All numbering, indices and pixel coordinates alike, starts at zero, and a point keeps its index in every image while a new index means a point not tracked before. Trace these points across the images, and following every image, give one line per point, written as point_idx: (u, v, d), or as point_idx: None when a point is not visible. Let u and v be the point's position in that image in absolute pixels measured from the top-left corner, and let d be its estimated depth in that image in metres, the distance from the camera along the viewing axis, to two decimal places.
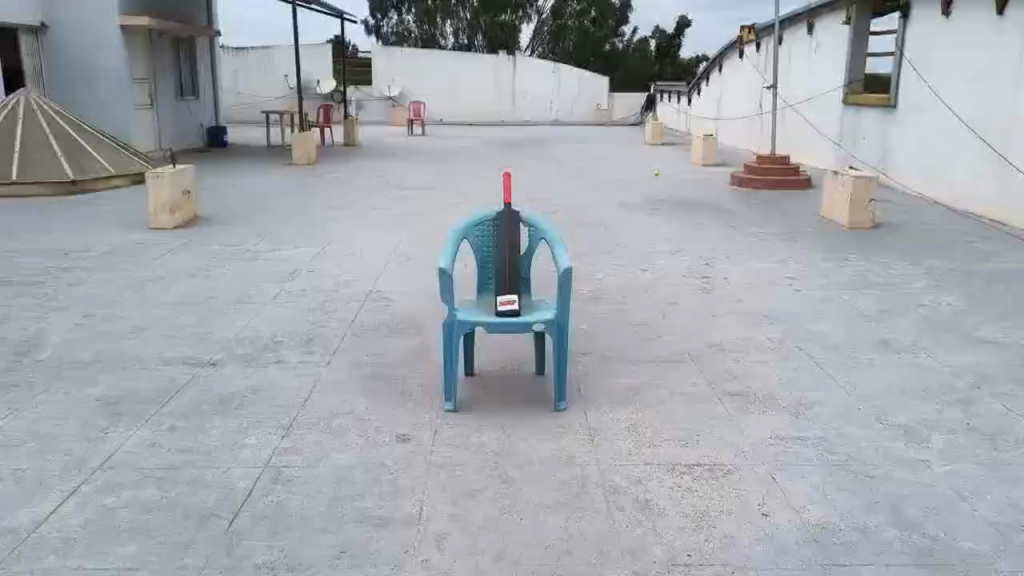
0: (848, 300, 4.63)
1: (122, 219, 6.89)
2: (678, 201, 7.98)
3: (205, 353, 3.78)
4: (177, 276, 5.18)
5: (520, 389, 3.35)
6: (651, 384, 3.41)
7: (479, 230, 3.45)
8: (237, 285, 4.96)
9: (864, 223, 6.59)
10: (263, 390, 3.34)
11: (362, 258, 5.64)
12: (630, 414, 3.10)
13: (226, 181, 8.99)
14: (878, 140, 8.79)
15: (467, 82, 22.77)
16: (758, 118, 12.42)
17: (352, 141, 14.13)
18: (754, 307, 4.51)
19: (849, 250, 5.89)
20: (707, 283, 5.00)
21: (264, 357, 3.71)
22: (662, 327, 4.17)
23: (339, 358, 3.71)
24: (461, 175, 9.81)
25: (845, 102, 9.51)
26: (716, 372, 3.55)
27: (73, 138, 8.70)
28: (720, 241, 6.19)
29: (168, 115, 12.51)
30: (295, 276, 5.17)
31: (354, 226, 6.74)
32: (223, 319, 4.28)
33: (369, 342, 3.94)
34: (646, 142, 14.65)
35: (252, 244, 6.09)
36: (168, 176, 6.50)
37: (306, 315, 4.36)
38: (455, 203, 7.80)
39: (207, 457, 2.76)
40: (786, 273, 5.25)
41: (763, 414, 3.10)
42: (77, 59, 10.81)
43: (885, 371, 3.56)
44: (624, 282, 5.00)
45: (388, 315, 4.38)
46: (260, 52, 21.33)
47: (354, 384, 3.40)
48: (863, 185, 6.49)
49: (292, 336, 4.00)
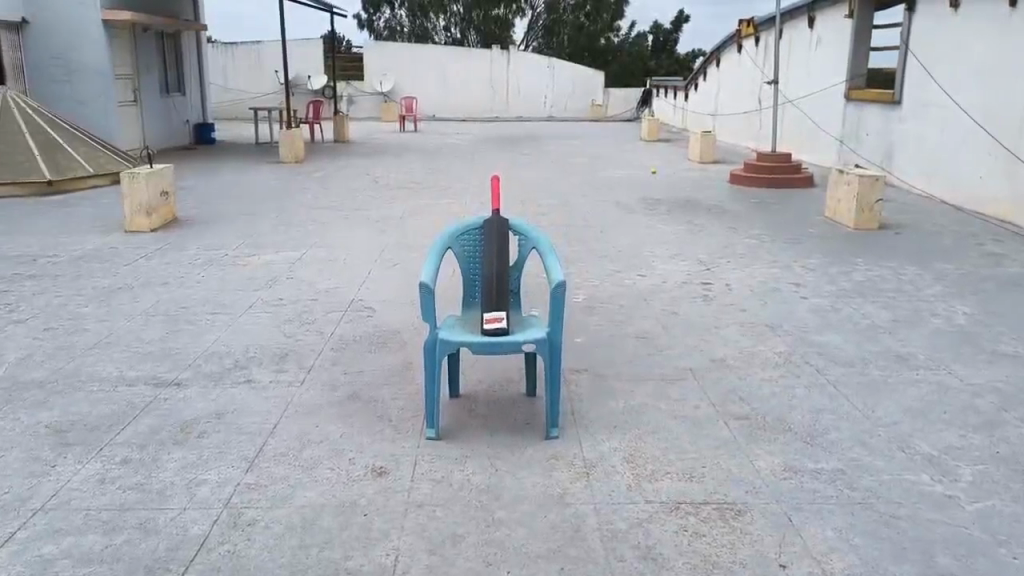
0: (857, 309, 4.37)
1: (97, 222, 6.60)
2: (675, 201, 7.72)
3: (170, 372, 3.50)
4: (149, 284, 4.91)
5: (510, 411, 3.09)
6: (651, 406, 3.15)
7: (464, 239, 3.18)
8: (212, 294, 4.68)
9: (870, 224, 6.34)
10: (229, 415, 3.08)
11: (345, 263, 5.37)
12: (628, 442, 2.84)
13: (209, 181, 8.70)
14: (881, 138, 8.53)
15: (461, 77, 22.46)
16: (757, 115, 12.15)
17: (343, 138, 13.84)
18: (759, 317, 4.25)
19: (855, 254, 5.64)
20: (708, 290, 4.74)
21: (233, 377, 3.44)
22: (662, 340, 3.91)
23: (314, 377, 3.44)
24: (451, 174, 9.53)
25: (847, 98, 9.28)
26: (721, 391, 3.29)
27: (50, 136, 8.39)
28: (721, 244, 5.94)
29: (152, 111, 12.20)
30: (274, 284, 4.90)
31: (339, 228, 6.47)
32: (193, 332, 4.02)
33: (348, 358, 3.68)
34: (643, 138, 14.37)
35: (231, 248, 5.82)
36: (144, 175, 6.22)
37: (282, 328, 4.09)
38: (445, 204, 7.52)
39: (160, 497, 2.49)
40: (791, 278, 4.99)
41: (775, 441, 2.84)
42: (57, 55, 10.48)
43: (903, 390, 3.30)
44: (621, 290, 4.74)
45: (370, 326, 4.11)
46: (250, 48, 20.98)
47: (329, 408, 3.14)
48: (869, 185, 6.23)
49: (266, 352, 3.74)
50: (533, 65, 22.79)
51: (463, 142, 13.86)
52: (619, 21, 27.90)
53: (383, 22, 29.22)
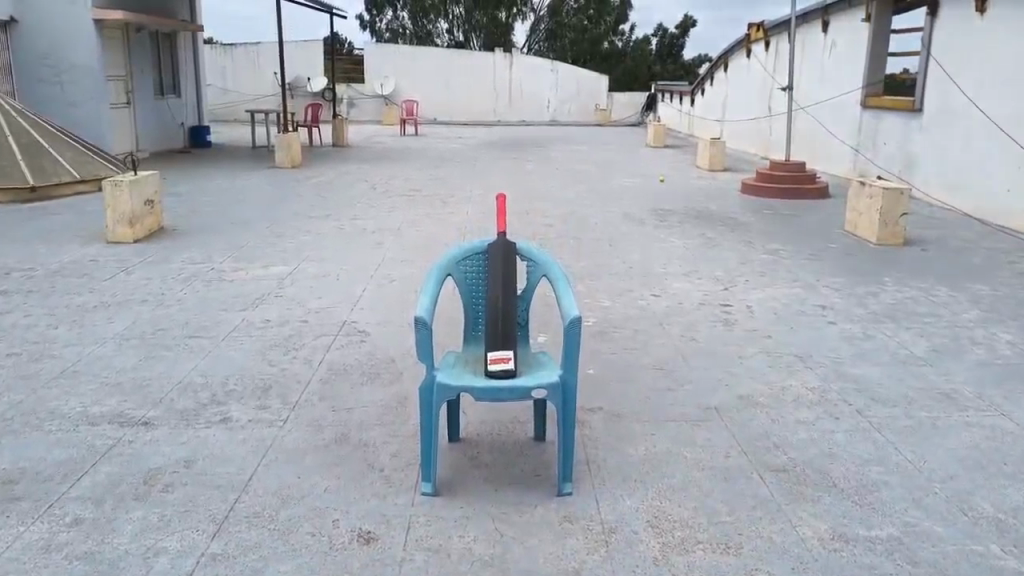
0: (892, 336, 4.03)
1: (79, 232, 6.25)
2: (687, 212, 7.37)
3: (138, 409, 3.16)
4: (127, 302, 4.57)
5: (518, 460, 2.74)
6: (675, 453, 2.80)
7: (464, 265, 2.83)
8: (193, 315, 4.33)
9: (894, 239, 5.99)
10: (201, 463, 2.73)
11: (339, 280, 5.03)
12: (652, 500, 2.50)
13: (200, 187, 8.36)
14: (900, 147, 8.20)
15: (464, 80, 22.13)
16: (768, 121, 11.81)
17: (343, 142, 13.52)
18: (787, 345, 3.90)
19: (881, 272, 5.29)
20: (729, 313, 4.39)
21: (208, 415, 3.10)
22: (682, 372, 3.56)
23: (298, 417, 3.09)
24: (452, 180, 9.19)
25: (863, 105, 8.95)
26: (753, 434, 2.94)
27: (35, 139, 8.06)
28: (738, 260, 5.59)
29: (145, 113, 11.86)
30: (261, 302, 4.56)
31: (334, 240, 6.13)
32: (169, 360, 3.66)
33: (337, 391, 3.33)
34: (648, 144, 14.06)
35: (219, 261, 5.48)
36: (128, 183, 5.89)
37: (266, 355, 3.74)
38: (446, 213, 7.18)
39: (111, 571, 2.15)
40: (816, 300, 4.65)
41: (818, 502, 2.50)
42: (46, 55, 10.13)
43: (953, 435, 2.97)
44: (634, 312, 4.40)
45: (363, 353, 3.77)
46: (249, 48, 20.63)
47: (313, 454, 2.79)
48: (893, 198, 5.89)
49: (246, 384, 3.39)
50: (536, 69, 22.46)
51: (465, 147, 13.52)
52: (622, 25, 27.63)
53: (385, 24, 28.77)
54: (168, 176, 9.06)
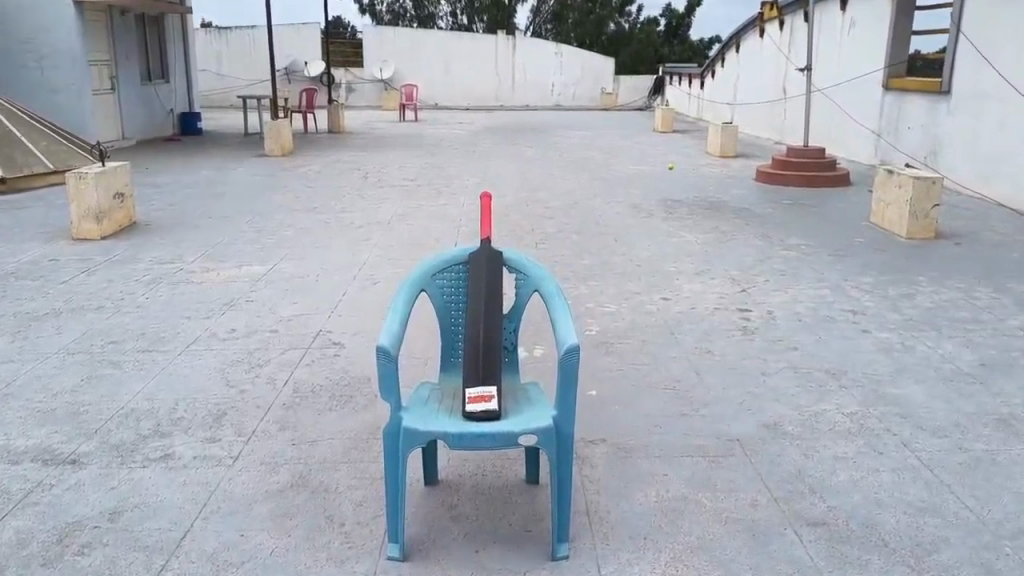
0: (934, 347, 3.58)
1: (44, 228, 5.83)
2: (697, 203, 6.91)
3: (68, 444, 2.72)
4: (80, 309, 4.13)
5: (505, 511, 2.31)
6: (692, 499, 2.35)
7: (441, 278, 2.39)
8: (152, 323, 3.91)
9: (926, 233, 5.53)
10: (130, 514, 2.30)
11: (318, 281, 4.59)
12: (666, 567, 2.05)
13: (182, 177, 7.91)
14: (924, 132, 7.71)
15: (466, 65, 21.60)
16: (783, 105, 11.29)
17: (339, 130, 13.06)
18: (816, 358, 3.45)
19: (913, 270, 4.83)
20: (748, 319, 3.94)
21: (150, 450, 2.67)
22: (698, 392, 3.11)
23: (251, 451, 2.65)
24: (448, 169, 8.74)
25: (885, 88, 8.46)
26: (784, 474, 2.50)
27: (7, 128, 7.62)
28: (756, 257, 5.13)
29: (131, 99, 11.40)
30: (230, 308, 4.13)
31: (318, 235, 5.70)
32: (113, 380, 3.23)
33: (301, 418, 2.90)
34: (656, 130, 13.58)
35: (190, 261, 5.04)
36: (94, 175, 5.48)
37: (225, 372, 3.31)
38: (442, 205, 6.72)
39: None
40: (845, 304, 4.19)
41: (869, 568, 2.06)
42: (24, 39, 9.64)
43: (1019, 475, 2.51)
44: (643, 319, 3.95)
45: (334, 371, 3.32)
46: (245, 32, 20.10)
47: (262, 503, 2.35)
48: (924, 189, 5.43)
49: (197, 410, 2.96)
50: (541, 53, 21.88)
51: (465, 134, 13.05)
52: (629, 6, 27.03)
53: (386, 6, 28.21)
54: (150, 167, 8.63)
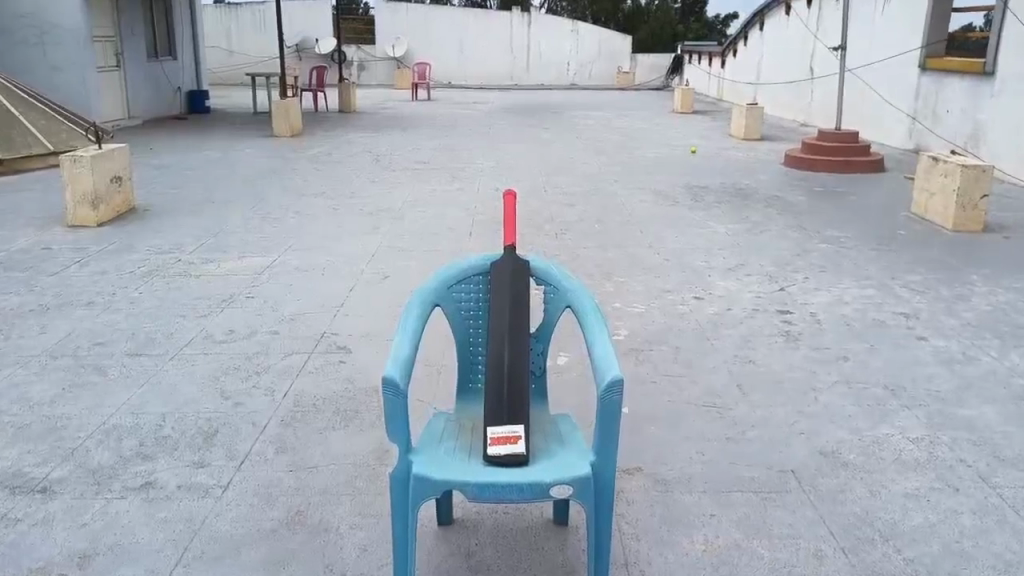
0: (1000, 358, 3.24)
1: (38, 214, 5.54)
2: (725, 189, 6.56)
3: (40, 467, 2.44)
4: (68, 304, 3.85)
5: (531, 560, 2.00)
6: (747, 549, 2.03)
7: (459, 291, 2.08)
8: (143, 322, 3.62)
9: (973, 225, 5.16)
10: (102, 560, 2.01)
11: (325, 274, 4.29)
12: None
13: (186, 159, 7.61)
14: (965, 115, 7.31)
15: (480, 43, 21.18)
16: (811, 85, 10.86)
17: (350, 109, 12.72)
18: (869, 370, 3.12)
19: (963, 267, 4.47)
20: (790, 323, 3.62)
21: (129, 477, 2.37)
22: (741, 409, 2.80)
23: (244, 479, 2.36)
24: (461, 152, 8.39)
25: (922, 68, 8.04)
26: (850, 517, 2.18)
27: (4, 107, 7.33)
28: (793, 251, 4.79)
29: (138, 76, 11.09)
30: (228, 304, 3.84)
31: (324, 223, 5.39)
32: (96, 390, 2.94)
33: (301, 438, 2.59)
34: (676, 110, 13.16)
35: (189, 251, 4.75)
36: (89, 157, 5.18)
37: (219, 381, 3.01)
38: (456, 190, 6.40)
39: None
40: (895, 305, 3.85)
41: None
42: (24, 13, 9.33)
43: None
44: (674, 321, 3.63)
45: (339, 380, 3.02)
46: (254, 8, 19.71)
47: (253, 547, 2.05)
48: (972, 178, 5.06)
49: (187, 427, 2.67)
50: (557, 29, 21.36)
51: (479, 113, 12.70)
52: None
53: None
54: (154, 147, 8.34)
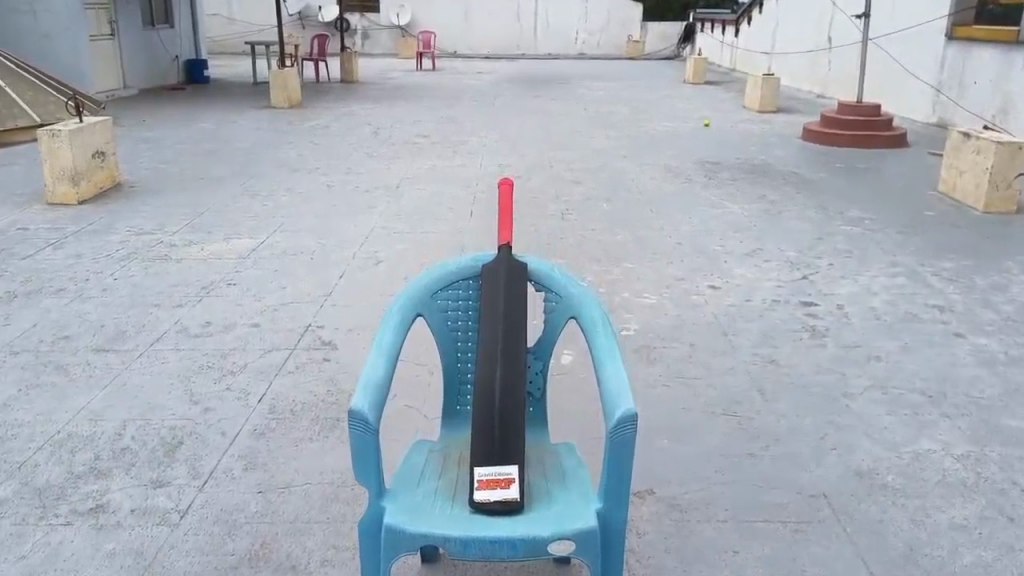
0: None
1: (18, 190, 5.27)
2: (741, 166, 6.24)
3: None
4: (36, 292, 3.59)
5: None
6: None
7: (445, 298, 1.80)
8: (114, 312, 3.35)
9: (1007, 206, 4.85)
10: None
11: (314, 259, 4.02)
12: None
13: (177, 132, 7.31)
14: (994, 87, 6.94)
15: (486, 11, 20.67)
16: (830, 54, 10.44)
17: (352, 79, 12.36)
18: (903, 372, 2.83)
19: (997, 253, 4.17)
20: (815, 316, 3.32)
21: (80, 500, 2.11)
22: (764, 419, 2.52)
23: (207, 503, 2.10)
24: (464, 124, 8.06)
25: (949, 37, 7.65)
26: (891, 554, 1.91)
27: None
28: (813, 234, 4.48)
29: (133, 43, 10.74)
30: (208, 293, 3.57)
31: (317, 201, 5.10)
32: (53, 392, 2.68)
33: (273, 451, 2.33)
34: (687, 80, 12.76)
35: (171, 232, 4.47)
36: (68, 131, 4.89)
37: (190, 382, 2.75)
38: (456, 166, 6.09)
39: None
40: (927, 296, 3.55)
41: None
42: None
43: None
44: (689, 314, 3.34)
45: (321, 382, 2.75)
46: None
47: None
48: (1007, 156, 4.74)
49: (149, 438, 2.40)
50: None
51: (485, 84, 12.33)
52: None
53: None
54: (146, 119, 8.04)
